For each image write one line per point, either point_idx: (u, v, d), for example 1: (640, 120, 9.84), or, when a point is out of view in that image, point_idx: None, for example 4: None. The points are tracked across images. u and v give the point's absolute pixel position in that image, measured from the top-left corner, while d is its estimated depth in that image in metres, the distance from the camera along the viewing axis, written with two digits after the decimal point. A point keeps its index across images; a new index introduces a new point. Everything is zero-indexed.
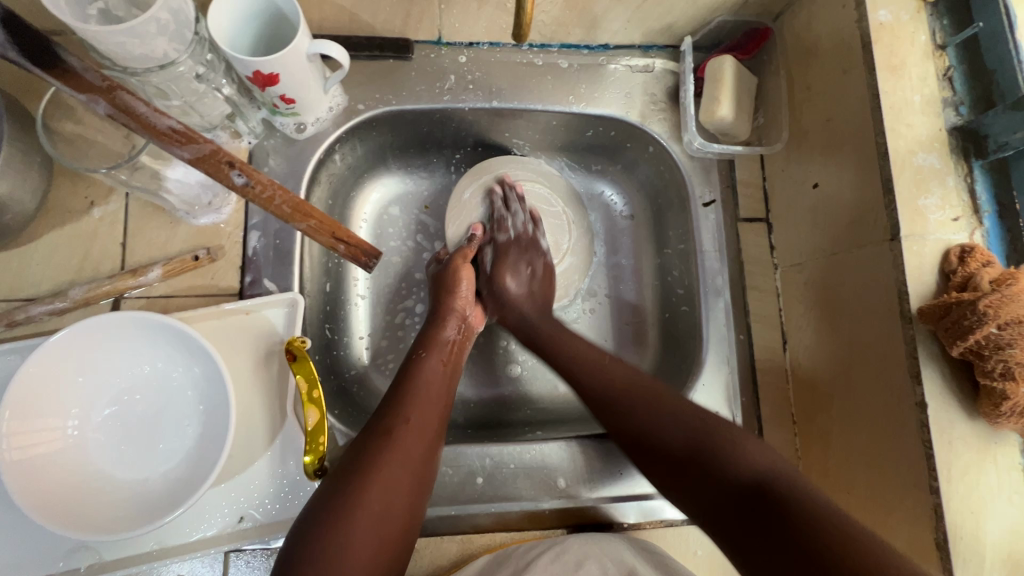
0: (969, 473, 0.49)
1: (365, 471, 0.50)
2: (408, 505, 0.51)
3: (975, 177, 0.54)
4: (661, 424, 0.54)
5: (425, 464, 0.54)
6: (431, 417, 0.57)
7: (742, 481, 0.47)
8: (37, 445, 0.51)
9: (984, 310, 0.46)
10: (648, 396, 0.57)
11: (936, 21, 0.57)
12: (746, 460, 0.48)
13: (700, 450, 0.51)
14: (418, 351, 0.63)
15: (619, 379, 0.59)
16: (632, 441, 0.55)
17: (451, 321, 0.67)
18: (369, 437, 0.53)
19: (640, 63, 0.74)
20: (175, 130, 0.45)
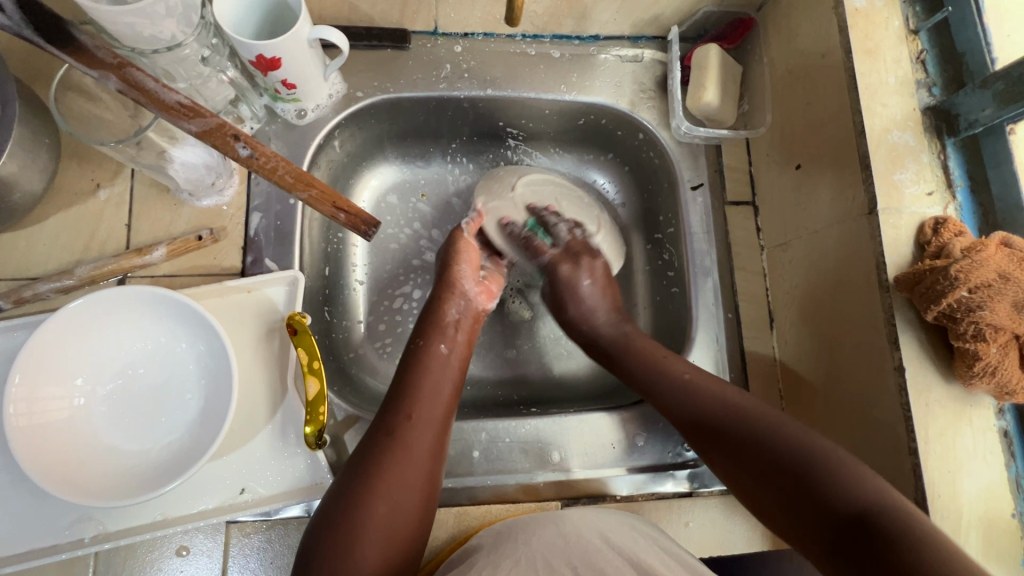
0: (946, 434, 0.51)
1: (368, 475, 0.52)
2: (414, 512, 0.53)
3: (948, 154, 0.57)
4: (794, 454, 0.51)
5: (431, 464, 0.55)
6: (434, 412, 0.58)
7: (849, 506, 0.46)
8: (44, 414, 0.53)
9: (955, 274, 0.48)
10: (773, 431, 0.53)
11: (909, 7, 0.60)
12: (861, 486, 0.47)
13: (807, 472, 0.50)
14: (419, 340, 0.64)
15: (740, 409, 0.56)
16: (751, 465, 0.53)
17: (453, 299, 0.68)
18: (373, 437, 0.55)
19: (629, 53, 0.77)
20: (183, 104, 0.47)
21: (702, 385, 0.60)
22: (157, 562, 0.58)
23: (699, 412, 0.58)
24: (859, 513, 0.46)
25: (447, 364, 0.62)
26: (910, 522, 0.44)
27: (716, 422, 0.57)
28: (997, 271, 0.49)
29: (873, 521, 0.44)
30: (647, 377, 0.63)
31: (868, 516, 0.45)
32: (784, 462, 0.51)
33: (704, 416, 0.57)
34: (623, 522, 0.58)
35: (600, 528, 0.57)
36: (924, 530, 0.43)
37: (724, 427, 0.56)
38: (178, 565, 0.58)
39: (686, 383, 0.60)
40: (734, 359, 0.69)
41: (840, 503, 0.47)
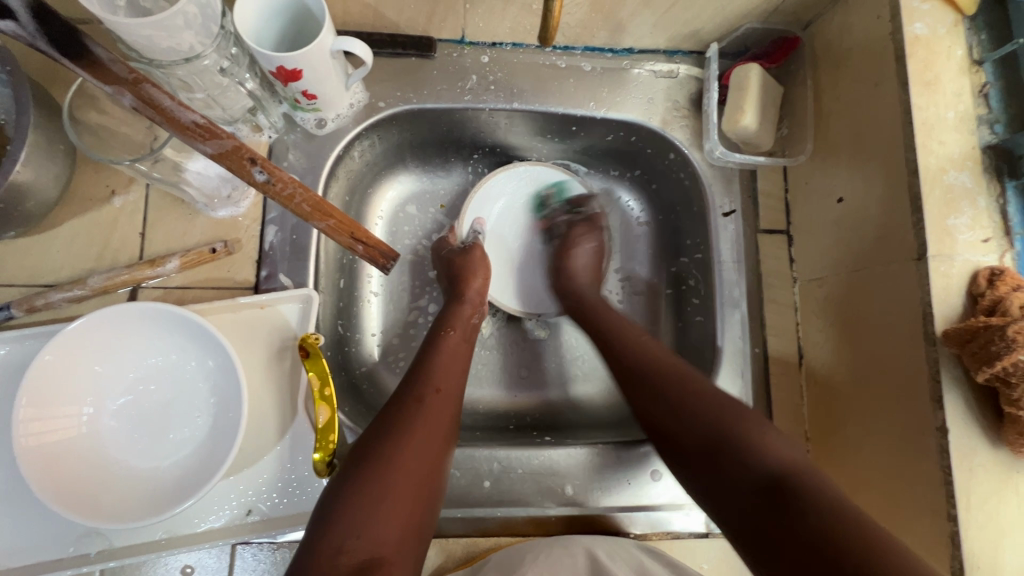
0: (990, 502, 0.48)
1: (398, 434, 0.51)
2: (435, 474, 0.51)
3: (1008, 198, 0.53)
4: (733, 421, 0.51)
5: (451, 431, 0.55)
6: (455, 383, 0.59)
7: (766, 474, 0.47)
8: (54, 431, 0.52)
9: (1014, 337, 0.45)
10: (701, 395, 0.54)
11: (974, 36, 0.55)
12: (774, 451, 0.48)
13: (729, 435, 0.50)
14: (444, 328, 0.64)
15: (671, 373, 0.58)
16: (679, 424, 0.54)
17: (471, 303, 0.68)
18: (399, 403, 0.54)
19: (663, 69, 0.73)
20: (198, 125, 0.45)
21: (653, 355, 0.61)
22: None
23: (652, 371, 0.59)
24: (768, 481, 0.46)
25: (464, 349, 0.63)
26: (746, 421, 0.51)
27: (664, 384, 0.57)
28: None
29: (788, 483, 0.45)
30: (618, 344, 0.64)
31: (785, 479, 0.46)
32: (715, 428, 0.51)
33: (649, 378, 0.58)
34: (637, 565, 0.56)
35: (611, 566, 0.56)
36: (830, 490, 0.44)
37: (654, 379, 0.58)
38: None
39: (633, 339, 0.64)
40: (759, 396, 0.67)
41: (759, 469, 0.47)
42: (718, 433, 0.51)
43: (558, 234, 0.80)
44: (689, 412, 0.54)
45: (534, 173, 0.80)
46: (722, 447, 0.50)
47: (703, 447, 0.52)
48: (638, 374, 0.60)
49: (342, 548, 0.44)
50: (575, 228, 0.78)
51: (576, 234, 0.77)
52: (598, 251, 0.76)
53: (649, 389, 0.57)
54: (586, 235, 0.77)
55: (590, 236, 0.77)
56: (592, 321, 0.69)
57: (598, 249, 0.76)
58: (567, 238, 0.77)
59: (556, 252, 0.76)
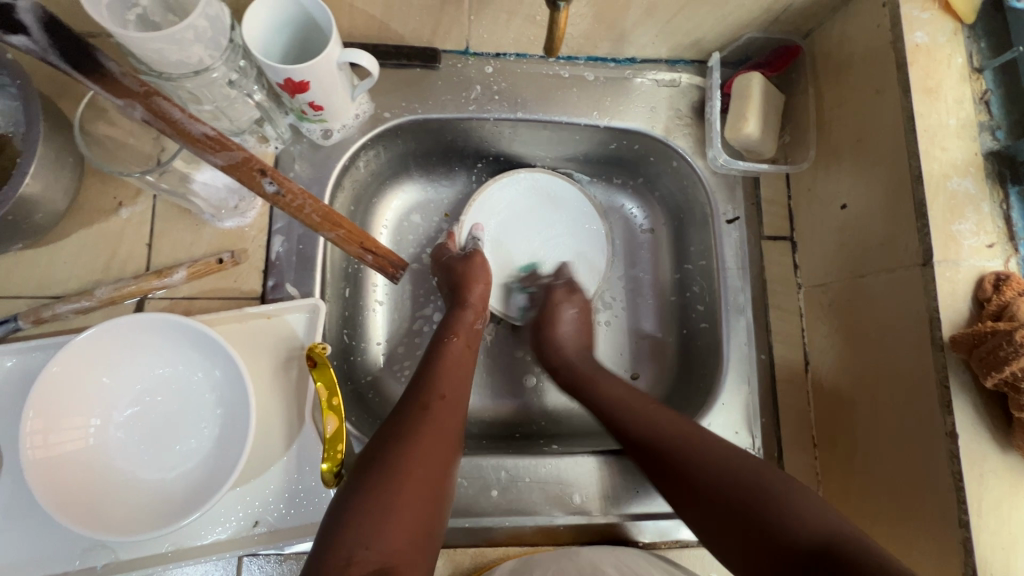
0: (1002, 508, 0.47)
1: (402, 442, 0.51)
2: (443, 482, 0.51)
3: (1011, 204, 0.53)
4: (753, 490, 0.51)
5: (455, 438, 0.55)
6: (459, 391, 0.59)
7: (807, 543, 0.46)
8: (60, 443, 0.52)
9: (1021, 342, 0.45)
10: (698, 445, 0.56)
11: (973, 44, 0.56)
12: (807, 517, 0.48)
13: (681, 458, 0.56)
14: (446, 334, 0.64)
15: (682, 432, 0.58)
16: (698, 491, 0.54)
17: (473, 308, 0.68)
18: (403, 413, 0.54)
19: (665, 78, 0.74)
20: (209, 137, 0.46)
21: (656, 419, 0.60)
22: None
23: (661, 446, 0.58)
24: (811, 549, 0.46)
25: (467, 355, 0.63)
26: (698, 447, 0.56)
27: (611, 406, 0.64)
28: None
29: (755, 492, 0.51)
30: (619, 416, 0.63)
31: (830, 545, 0.45)
32: (736, 501, 0.51)
33: (657, 444, 0.58)
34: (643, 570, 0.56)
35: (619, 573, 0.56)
36: (879, 553, 0.44)
37: (666, 458, 0.57)
38: None
39: (641, 413, 0.62)
40: (766, 402, 0.67)
41: (799, 539, 0.47)
42: (744, 497, 0.51)
43: (538, 302, 0.77)
44: (700, 488, 0.54)
45: (535, 180, 0.80)
46: (751, 510, 0.50)
47: (730, 510, 0.51)
48: (650, 452, 0.58)
49: (351, 558, 0.44)
50: (559, 310, 0.73)
51: (554, 305, 0.74)
52: (581, 319, 0.73)
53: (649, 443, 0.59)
54: (571, 319, 0.73)
55: (572, 302, 0.74)
56: (591, 385, 0.67)
57: (578, 317, 0.73)
58: (546, 307, 0.74)
59: (540, 327, 0.73)
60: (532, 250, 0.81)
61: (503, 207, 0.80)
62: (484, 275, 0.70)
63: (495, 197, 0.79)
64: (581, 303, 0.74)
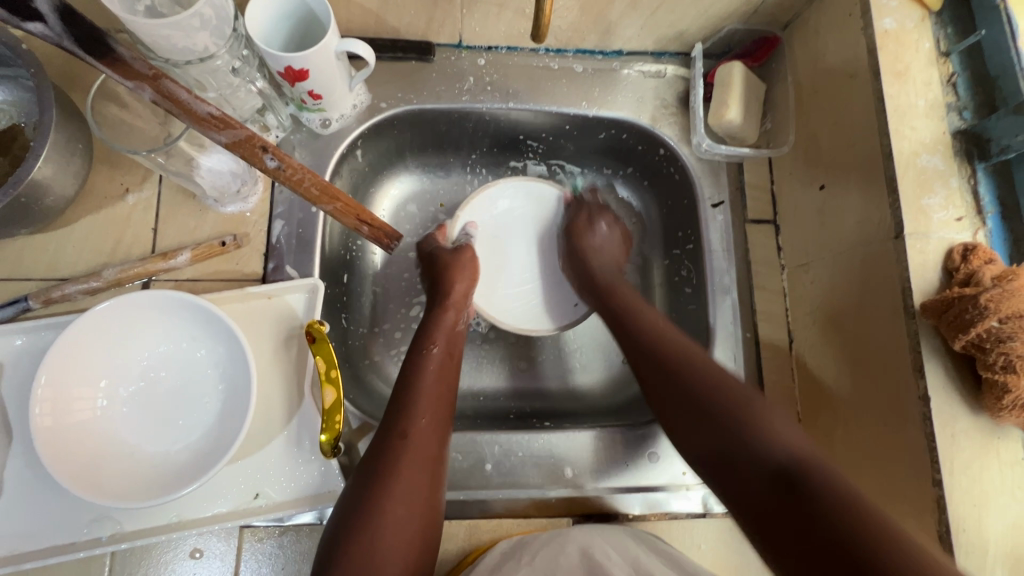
0: (973, 467, 0.50)
1: (380, 484, 0.52)
2: (427, 508, 0.53)
3: (978, 179, 0.56)
4: (730, 404, 0.51)
5: (439, 460, 0.56)
6: (441, 411, 0.59)
7: (775, 460, 0.46)
8: (69, 415, 0.54)
9: (985, 304, 0.47)
10: (716, 376, 0.55)
11: (940, 30, 0.59)
12: (783, 442, 0.47)
13: (736, 432, 0.49)
14: (428, 345, 0.64)
15: (682, 352, 0.58)
16: (688, 407, 0.54)
17: (452, 309, 0.69)
18: (382, 442, 0.55)
19: (651, 69, 0.77)
20: (214, 116, 0.48)
21: (672, 340, 0.60)
22: (171, 563, 0.59)
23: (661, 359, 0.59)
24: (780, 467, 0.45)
25: (449, 364, 0.64)
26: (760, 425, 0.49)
27: (668, 362, 0.58)
28: None
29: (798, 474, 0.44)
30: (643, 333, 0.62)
31: (799, 466, 0.45)
32: (719, 409, 0.52)
33: (662, 355, 0.59)
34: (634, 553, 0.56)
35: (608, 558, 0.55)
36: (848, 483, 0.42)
37: (674, 363, 0.57)
38: (191, 567, 0.59)
39: (653, 329, 0.62)
40: (751, 379, 0.69)
41: (768, 458, 0.46)
42: (718, 415, 0.51)
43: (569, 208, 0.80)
44: (709, 403, 0.52)
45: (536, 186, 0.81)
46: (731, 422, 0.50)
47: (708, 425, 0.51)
48: (656, 360, 0.59)
49: None
50: (591, 212, 0.78)
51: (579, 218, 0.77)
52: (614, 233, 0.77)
53: (659, 390, 0.57)
54: (602, 218, 0.77)
55: (607, 218, 0.78)
56: (611, 298, 0.69)
57: (611, 231, 0.77)
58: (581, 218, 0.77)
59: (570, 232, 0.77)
60: (513, 246, 0.81)
61: (481, 205, 0.79)
62: (468, 263, 0.72)
63: (497, 199, 0.80)
64: (615, 223, 0.78)
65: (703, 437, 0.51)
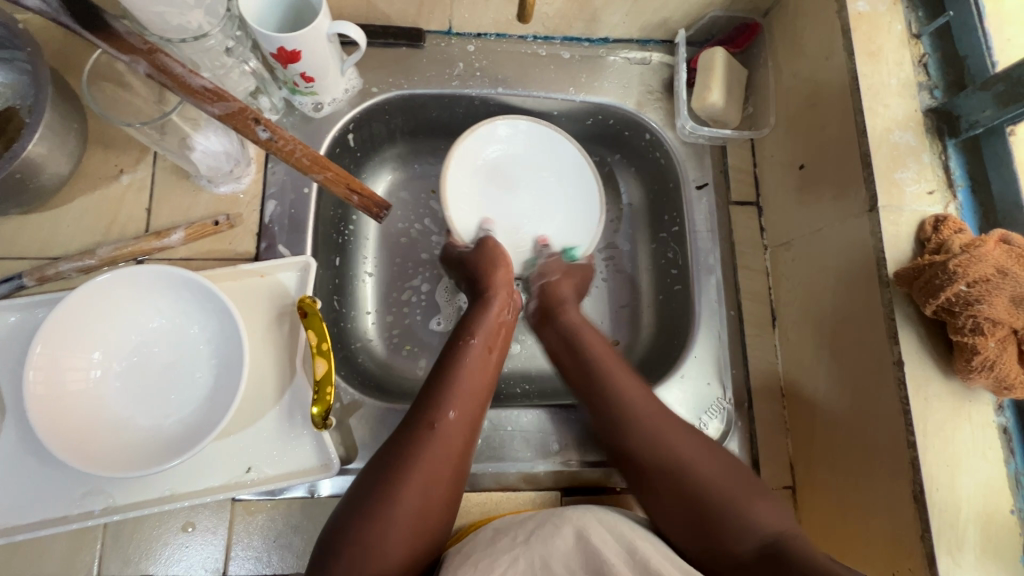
0: (945, 428, 0.51)
1: (402, 476, 0.52)
2: (443, 504, 0.53)
3: (949, 155, 0.58)
4: (727, 499, 0.53)
5: (462, 459, 0.56)
6: (472, 408, 0.58)
7: (759, 538, 0.51)
8: (62, 386, 0.55)
9: (954, 269, 0.49)
10: (698, 468, 0.56)
11: (912, 13, 0.61)
12: (765, 524, 0.52)
13: (714, 519, 0.52)
14: (468, 336, 0.64)
15: (683, 456, 0.57)
16: (673, 513, 0.54)
17: (498, 298, 0.68)
18: (411, 430, 0.55)
19: (637, 56, 0.79)
20: (208, 89, 0.50)
21: (639, 401, 0.61)
22: (164, 536, 0.60)
23: (665, 470, 0.56)
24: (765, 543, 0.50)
25: (488, 359, 0.63)
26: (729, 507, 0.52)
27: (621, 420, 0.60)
28: (995, 266, 0.49)
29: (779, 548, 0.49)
30: (608, 394, 0.62)
31: (779, 539, 0.50)
32: (709, 510, 0.53)
33: (654, 450, 0.58)
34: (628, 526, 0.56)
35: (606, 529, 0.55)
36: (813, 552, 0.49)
37: (662, 479, 0.56)
38: (183, 540, 0.60)
39: (651, 415, 0.60)
40: (736, 355, 0.70)
41: (750, 542, 0.51)
42: (714, 514, 0.53)
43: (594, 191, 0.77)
44: (687, 495, 0.54)
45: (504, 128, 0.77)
46: (716, 530, 0.52)
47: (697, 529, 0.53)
48: (647, 477, 0.57)
49: None
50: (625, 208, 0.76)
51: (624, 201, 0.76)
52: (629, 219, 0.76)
53: (621, 429, 0.60)
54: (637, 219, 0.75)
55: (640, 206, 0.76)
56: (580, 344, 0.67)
57: None
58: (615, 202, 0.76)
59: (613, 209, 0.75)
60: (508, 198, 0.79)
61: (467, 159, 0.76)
62: (502, 258, 0.71)
63: (475, 151, 0.77)
64: None
65: (682, 521, 0.54)
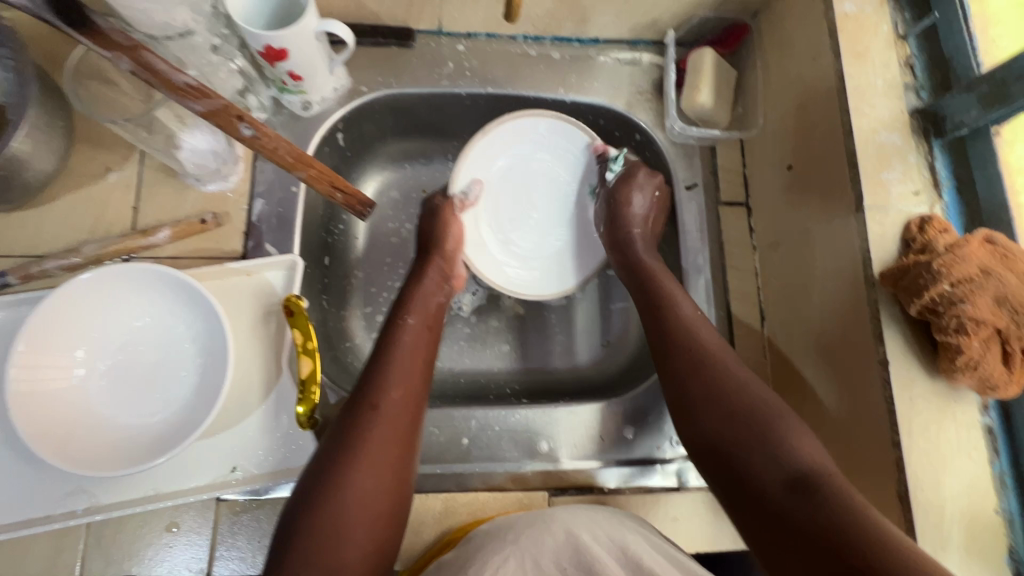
0: (930, 428, 0.51)
1: (346, 459, 0.50)
2: (394, 488, 0.51)
3: (935, 155, 0.58)
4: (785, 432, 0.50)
5: (410, 435, 0.54)
6: (414, 383, 0.57)
7: (791, 465, 0.48)
8: (45, 384, 0.54)
9: (938, 269, 0.49)
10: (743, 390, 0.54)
11: (898, 14, 0.62)
12: (801, 447, 0.49)
13: (748, 454, 0.50)
14: (401, 316, 0.63)
15: (730, 386, 0.54)
16: (710, 415, 0.54)
17: (431, 276, 0.68)
18: (352, 413, 0.53)
19: (627, 57, 0.79)
20: (190, 86, 0.49)
21: (695, 325, 0.60)
22: (148, 537, 0.59)
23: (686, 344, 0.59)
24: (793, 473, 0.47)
25: (424, 335, 0.62)
26: (774, 441, 0.50)
27: (679, 353, 0.58)
28: (979, 266, 0.50)
29: (810, 483, 0.46)
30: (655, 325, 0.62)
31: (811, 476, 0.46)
32: (743, 417, 0.52)
33: (696, 360, 0.57)
34: (615, 530, 0.55)
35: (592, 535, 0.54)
36: (852, 496, 0.44)
37: (703, 358, 0.57)
38: (167, 541, 0.59)
39: (685, 322, 0.60)
40: None
41: (780, 464, 0.48)
42: (748, 444, 0.50)
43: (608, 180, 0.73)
44: (727, 407, 0.53)
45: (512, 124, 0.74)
46: (758, 434, 0.51)
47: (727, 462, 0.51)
48: (682, 359, 0.58)
49: None
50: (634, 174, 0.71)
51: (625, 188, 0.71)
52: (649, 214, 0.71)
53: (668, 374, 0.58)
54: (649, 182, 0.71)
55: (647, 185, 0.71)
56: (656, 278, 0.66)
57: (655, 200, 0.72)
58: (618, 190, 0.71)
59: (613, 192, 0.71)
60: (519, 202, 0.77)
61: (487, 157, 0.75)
62: (453, 235, 0.70)
63: (491, 154, 0.75)
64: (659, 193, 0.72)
65: (715, 443, 0.53)
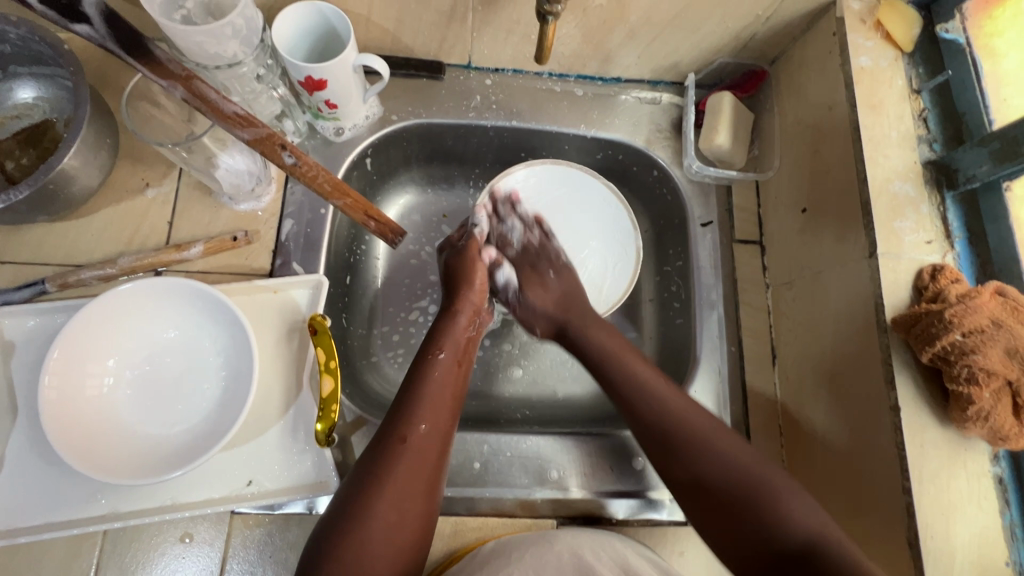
0: (940, 475, 0.52)
1: (376, 491, 0.52)
2: (418, 519, 0.53)
3: (947, 206, 0.60)
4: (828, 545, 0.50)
5: (437, 470, 0.56)
6: (444, 420, 0.58)
7: (797, 542, 0.50)
8: (76, 392, 0.56)
9: (949, 319, 0.50)
10: (739, 467, 0.55)
11: (912, 69, 0.64)
12: (794, 512, 0.52)
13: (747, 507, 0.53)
14: (434, 350, 0.63)
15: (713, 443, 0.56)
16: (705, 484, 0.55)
17: (466, 315, 0.67)
18: (383, 446, 0.55)
19: (647, 96, 0.82)
20: (239, 115, 0.54)
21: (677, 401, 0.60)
22: (162, 546, 0.60)
23: (673, 427, 0.58)
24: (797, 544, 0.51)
25: (456, 373, 0.63)
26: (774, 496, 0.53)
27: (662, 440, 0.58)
28: (990, 317, 0.51)
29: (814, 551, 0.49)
30: (632, 396, 0.61)
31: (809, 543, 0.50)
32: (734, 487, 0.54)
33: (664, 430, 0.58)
34: (622, 554, 0.56)
35: (596, 558, 0.55)
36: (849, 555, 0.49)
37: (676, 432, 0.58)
38: (180, 551, 0.60)
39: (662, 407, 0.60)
40: (735, 392, 0.70)
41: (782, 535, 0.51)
42: (745, 498, 0.53)
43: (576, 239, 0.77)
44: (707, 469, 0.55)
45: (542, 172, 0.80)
46: (749, 508, 0.53)
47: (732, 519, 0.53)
48: (662, 440, 0.58)
49: None
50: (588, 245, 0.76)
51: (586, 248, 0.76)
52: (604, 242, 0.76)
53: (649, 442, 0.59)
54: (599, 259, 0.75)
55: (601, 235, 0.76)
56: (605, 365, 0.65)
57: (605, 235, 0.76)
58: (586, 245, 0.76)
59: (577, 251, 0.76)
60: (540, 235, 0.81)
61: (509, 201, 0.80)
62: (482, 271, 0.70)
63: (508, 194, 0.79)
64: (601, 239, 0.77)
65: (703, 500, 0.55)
